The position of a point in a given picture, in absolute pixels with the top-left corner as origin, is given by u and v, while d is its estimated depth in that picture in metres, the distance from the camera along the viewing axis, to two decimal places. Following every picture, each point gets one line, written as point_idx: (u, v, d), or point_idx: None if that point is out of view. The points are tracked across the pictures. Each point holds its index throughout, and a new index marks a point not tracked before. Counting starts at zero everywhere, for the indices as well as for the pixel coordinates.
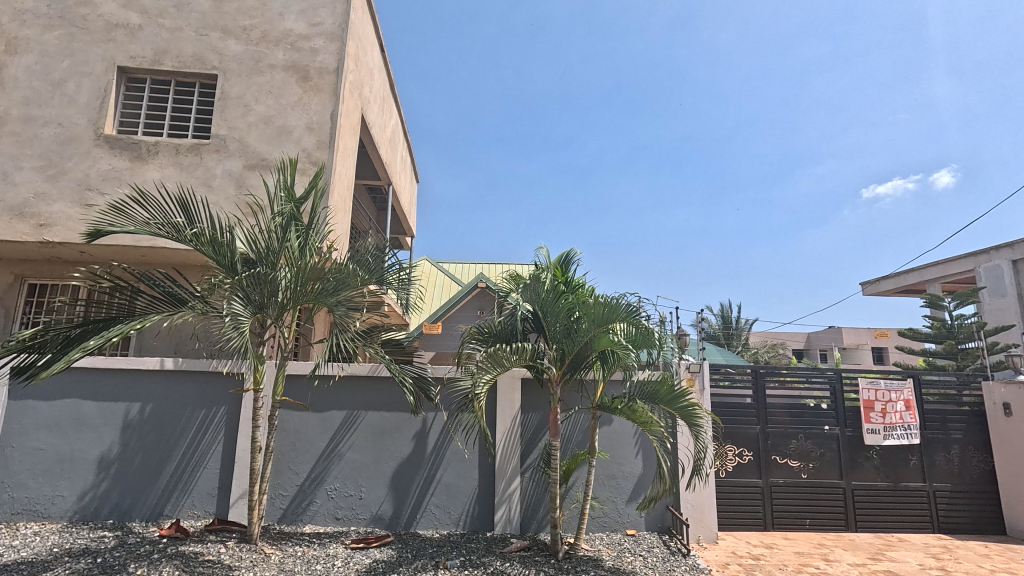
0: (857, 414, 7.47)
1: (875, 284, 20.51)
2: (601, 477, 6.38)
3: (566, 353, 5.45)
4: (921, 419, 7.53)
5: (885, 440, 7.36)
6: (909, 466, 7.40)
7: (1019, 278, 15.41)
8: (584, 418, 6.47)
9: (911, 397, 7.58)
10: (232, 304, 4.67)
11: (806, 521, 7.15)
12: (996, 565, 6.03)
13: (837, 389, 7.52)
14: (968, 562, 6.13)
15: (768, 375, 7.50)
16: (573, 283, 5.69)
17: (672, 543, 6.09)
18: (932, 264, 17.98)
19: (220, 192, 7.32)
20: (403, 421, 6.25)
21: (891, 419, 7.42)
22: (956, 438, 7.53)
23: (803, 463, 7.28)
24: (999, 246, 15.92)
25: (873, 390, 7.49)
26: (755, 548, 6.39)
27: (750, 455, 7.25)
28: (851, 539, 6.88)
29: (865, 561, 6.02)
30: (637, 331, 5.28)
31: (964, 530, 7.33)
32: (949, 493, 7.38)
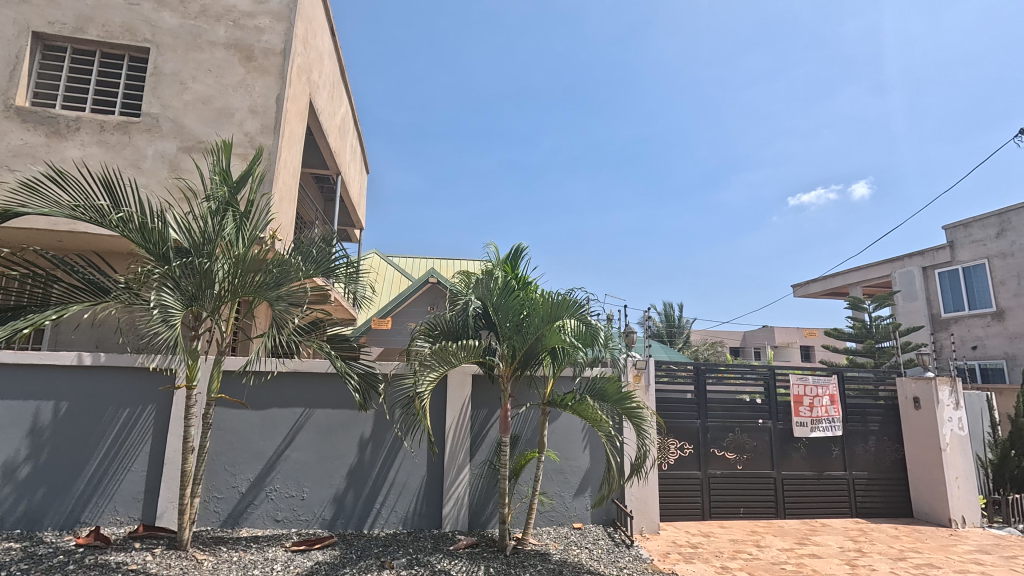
0: (787, 407, 7.95)
1: (805, 287, 21.91)
2: (549, 473, 6.46)
3: (516, 350, 5.46)
4: (843, 412, 8.11)
5: (812, 431, 7.88)
6: (832, 456, 7.95)
7: (928, 283, 16.88)
8: (534, 415, 6.55)
9: (835, 392, 8.14)
10: (162, 296, 4.31)
11: (740, 510, 7.54)
12: (905, 546, 6.57)
13: (771, 384, 7.97)
14: (881, 543, 6.65)
15: (708, 372, 7.85)
16: (523, 279, 5.72)
17: (616, 535, 6.27)
18: (855, 269, 19.40)
19: (151, 174, 6.82)
20: (350, 419, 6.07)
21: (817, 413, 7.96)
22: (873, 430, 8.17)
23: (738, 455, 7.67)
24: (912, 254, 17.38)
25: (803, 385, 8.00)
26: (693, 537, 6.67)
27: (691, 448, 7.55)
28: (780, 526, 7.31)
29: (792, 546, 6.42)
30: (585, 328, 5.40)
31: (877, 514, 7.96)
32: (866, 481, 7.99)
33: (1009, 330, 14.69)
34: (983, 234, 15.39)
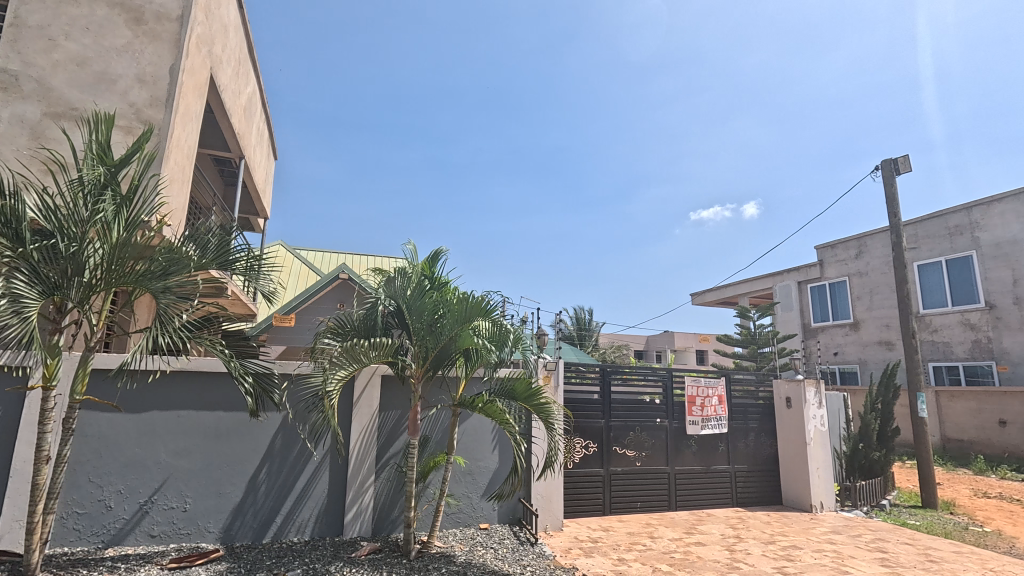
0: (682, 407, 8.57)
1: (701, 296, 23.79)
2: (458, 474, 6.44)
3: (429, 351, 5.40)
4: (729, 411, 8.90)
5: (702, 429, 8.55)
6: (718, 452, 8.69)
7: (802, 296, 19.05)
8: (445, 416, 6.50)
9: (722, 393, 8.90)
10: (13, 283, 3.80)
11: (637, 504, 8.00)
12: (774, 530, 7.34)
13: (668, 385, 8.55)
14: (755, 529, 7.40)
15: (614, 373, 8.24)
16: (439, 280, 5.61)
17: (522, 533, 6.40)
18: (743, 281, 21.40)
19: (6, 141, 5.88)
20: (244, 422, 5.63)
21: (707, 412, 8.65)
22: (753, 427, 9.04)
23: (637, 452, 8.14)
24: (790, 270, 19.51)
25: (696, 386, 8.66)
26: (593, 531, 6.97)
27: (595, 447, 7.88)
28: (671, 517, 7.87)
29: (681, 536, 6.93)
30: (497, 330, 5.46)
31: (753, 503, 8.83)
32: (745, 473, 8.83)
33: (862, 339, 16.92)
34: (846, 255, 17.65)
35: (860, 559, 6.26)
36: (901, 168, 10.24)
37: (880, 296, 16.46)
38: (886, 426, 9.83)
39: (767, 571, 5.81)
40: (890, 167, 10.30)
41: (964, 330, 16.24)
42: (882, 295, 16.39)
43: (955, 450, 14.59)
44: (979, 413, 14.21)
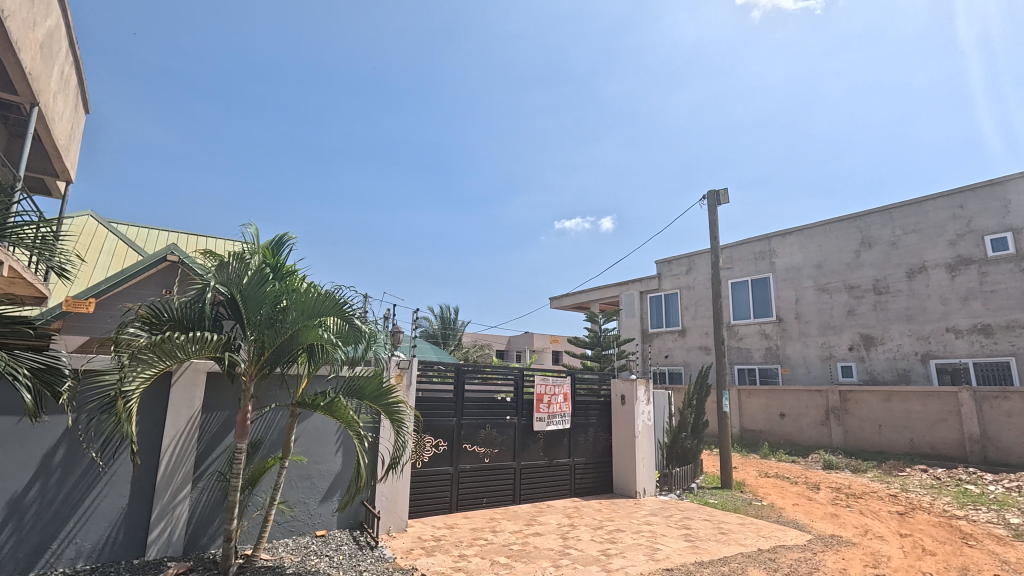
0: (531, 405, 8.99)
1: (559, 300, 25.32)
2: (293, 479, 5.98)
3: (265, 347, 4.89)
4: (572, 408, 9.56)
5: (548, 425, 9.06)
6: (561, 446, 9.28)
7: (643, 305, 21.33)
8: (282, 417, 6.00)
9: (568, 391, 9.53)
10: None
11: (483, 500, 8.19)
12: (603, 516, 8.06)
13: (519, 384, 8.91)
14: (587, 516, 8.05)
15: (468, 372, 8.35)
16: (283, 268, 5.15)
17: (362, 538, 6.16)
18: (595, 288, 23.27)
19: None
20: (11, 429, 4.58)
21: (553, 409, 9.19)
22: (592, 422, 9.84)
23: (486, 449, 8.34)
24: (635, 280, 21.72)
25: (544, 384, 9.15)
26: (437, 530, 6.98)
27: (445, 445, 7.90)
28: (514, 510, 8.21)
29: (521, 527, 7.25)
30: (348, 327, 5.18)
31: (588, 492, 9.60)
32: (583, 465, 9.57)
33: (687, 344, 19.43)
34: (678, 270, 20.14)
35: (669, 537, 7.15)
36: (721, 199, 12.00)
37: (702, 307, 19.06)
38: (699, 419, 11.44)
39: (592, 554, 6.34)
40: (713, 197, 12.01)
41: (761, 339, 19.57)
42: (704, 307, 19.00)
43: (749, 438, 17.49)
44: (767, 408, 17.18)
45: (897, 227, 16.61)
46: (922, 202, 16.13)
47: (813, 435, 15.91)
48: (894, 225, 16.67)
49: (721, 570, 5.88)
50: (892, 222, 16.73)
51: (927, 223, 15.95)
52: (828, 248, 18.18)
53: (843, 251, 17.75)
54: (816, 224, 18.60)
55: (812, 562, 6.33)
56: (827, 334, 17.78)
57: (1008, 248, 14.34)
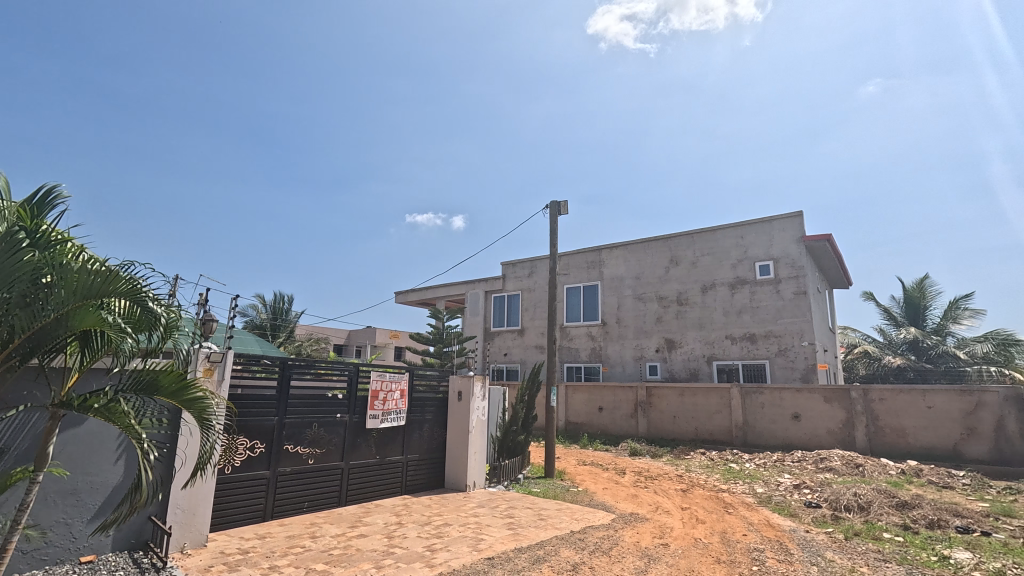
0: (364, 402, 8.61)
1: (404, 296, 24.84)
2: (50, 497, 4.88)
3: (14, 334, 3.82)
4: (408, 404, 9.41)
5: (381, 423, 8.75)
6: (394, 443, 9.06)
7: (486, 304, 22.08)
8: (39, 421, 4.83)
9: (405, 387, 9.35)
10: None
11: (304, 505, 7.61)
12: (432, 512, 8.08)
13: (353, 380, 8.47)
14: (416, 513, 7.99)
15: (295, 367, 7.69)
16: (47, 233, 4.09)
17: (144, 560, 5.28)
18: (442, 285, 23.38)
19: None
20: None
21: (388, 406, 8.92)
22: (428, 418, 9.81)
23: (311, 450, 7.75)
24: (481, 280, 22.37)
25: (380, 380, 8.83)
26: (246, 542, 6.27)
27: (262, 447, 7.15)
28: (339, 513, 7.78)
29: (344, 531, 6.89)
30: (139, 312, 4.38)
31: (419, 488, 9.54)
32: (416, 461, 9.48)
33: (525, 343, 20.56)
34: (521, 273, 21.22)
35: (493, 527, 7.46)
36: (561, 210, 12.94)
37: (540, 309, 20.34)
38: (529, 413, 12.17)
39: (417, 551, 6.30)
40: (555, 208, 12.89)
41: (588, 340, 21.62)
42: (541, 308, 20.30)
43: (572, 430, 19.18)
44: (589, 402, 19.02)
45: (697, 250, 19.72)
46: (715, 231, 19.39)
47: (623, 426, 18.06)
48: (695, 248, 19.77)
49: (537, 554, 6.32)
50: (694, 245, 19.81)
51: (718, 248, 19.23)
52: (645, 263, 20.82)
53: (657, 266, 20.50)
54: (638, 241, 21.16)
55: (613, 539, 7.16)
56: (640, 338, 20.34)
57: (770, 274, 17.99)
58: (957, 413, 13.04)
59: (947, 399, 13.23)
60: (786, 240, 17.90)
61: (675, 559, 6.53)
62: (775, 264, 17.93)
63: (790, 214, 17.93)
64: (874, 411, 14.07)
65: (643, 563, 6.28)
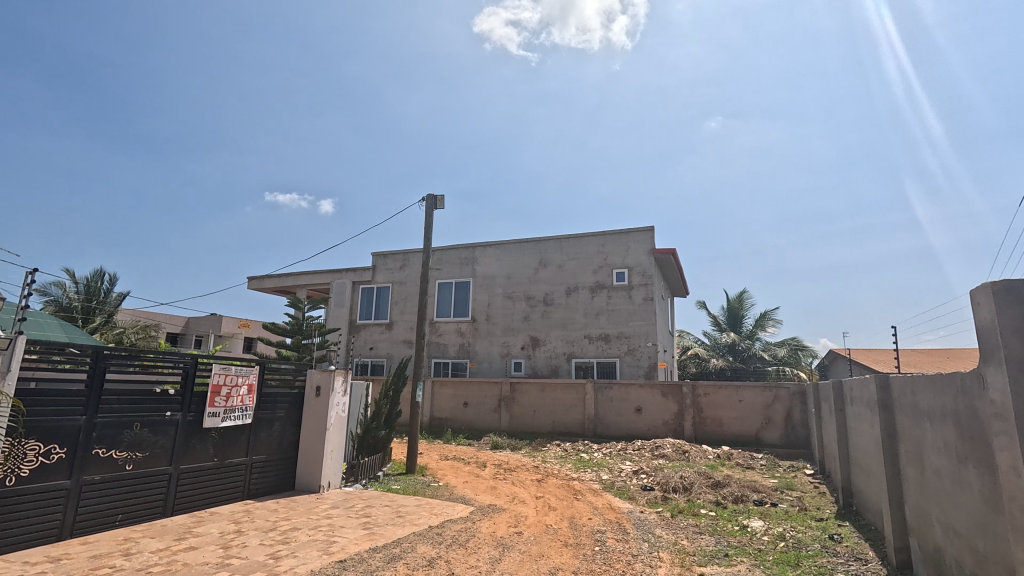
0: (203, 398, 7.64)
1: (259, 282, 22.59)
2: None
3: None
4: (257, 401, 8.57)
5: (222, 422, 7.83)
6: (237, 444, 8.18)
7: (353, 295, 21.09)
8: None
9: (254, 382, 8.50)
10: None
11: (117, 518, 6.51)
12: (278, 517, 7.46)
13: (190, 374, 7.47)
14: (260, 519, 7.32)
15: (113, 358, 6.56)
16: None
17: None
18: (304, 273, 21.76)
19: None
20: None
21: (232, 403, 8.02)
22: (279, 416, 9.04)
23: (130, 454, 6.65)
24: (348, 270, 21.30)
25: (224, 374, 7.88)
26: (33, 567, 5.18)
27: (62, 452, 5.97)
28: (163, 525, 6.80)
29: (169, 544, 6.05)
30: None
31: (265, 492, 8.75)
32: (263, 463, 8.67)
33: (392, 337, 20.00)
34: (393, 265, 20.60)
35: (347, 528, 7.12)
36: (438, 205, 12.83)
37: (410, 303, 19.93)
38: (393, 409, 11.87)
39: (258, 560, 5.77)
40: (432, 201, 12.73)
41: (457, 336, 21.74)
42: (412, 303, 19.91)
43: (436, 426, 19.16)
44: (455, 398, 19.15)
45: (564, 254, 20.94)
46: (581, 237, 20.78)
47: (486, 420, 18.51)
48: (562, 252, 20.97)
49: (392, 552, 6.18)
50: (561, 249, 21.00)
51: (582, 254, 20.64)
52: (516, 263, 21.56)
53: (527, 267, 21.35)
54: (510, 241, 21.83)
55: (470, 531, 7.29)
56: (507, 335, 21.01)
57: (624, 281, 19.78)
58: (759, 405, 15.62)
59: (753, 393, 15.78)
60: (639, 251, 19.85)
61: (527, 546, 6.86)
62: (629, 272, 19.76)
63: (644, 228, 19.90)
64: (699, 404, 16.25)
65: (498, 552, 6.49)
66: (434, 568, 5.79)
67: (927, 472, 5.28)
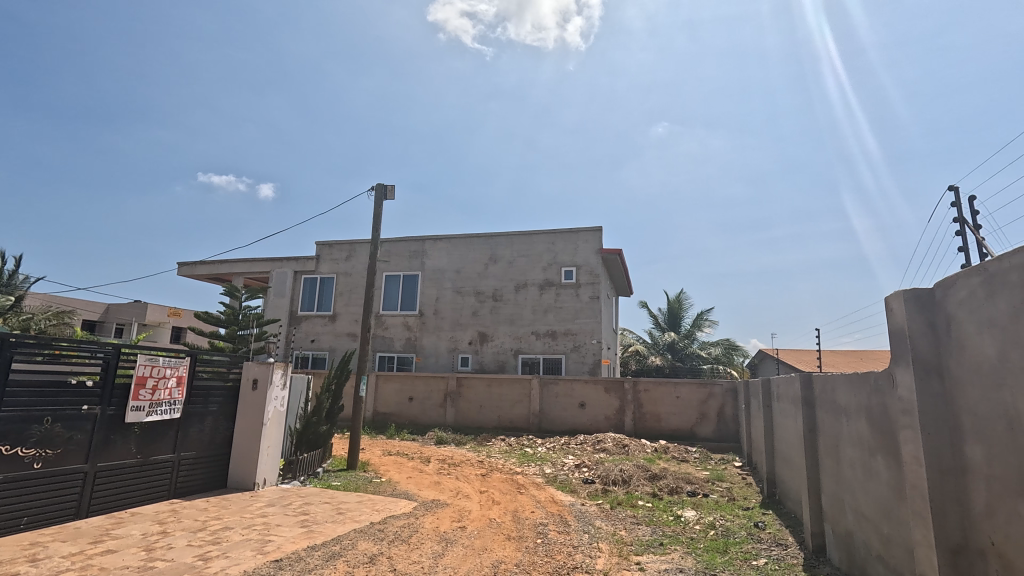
0: (125, 391, 7.11)
1: (190, 268, 21.22)
2: None
3: None
4: (186, 394, 8.07)
5: (147, 416, 7.31)
6: (163, 440, 7.68)
7: (294, 285, 20.30)
8: None
9: (183, 374, 7.99)
10: None
11: (21, 521, 5.94)
12: (208, 516, 7.08)
13: (111, 365, 6.95)
14: (187, 519, 6.91)
15: (19, 347, 6.01)
16: None
17: None
18: (241, 260, 20.68)
19: None
20: None
21: (158, 396, 7.50)
22: (212, 410, 8.56)
23: (40, 451, 6.09)
24: (290, 258, 20.46)
25: (150, 366, 7.36)
26: None
27: None
28: (77, 527, 6.28)
29: (83, 548, 5.60)
30: None
31: (194, 491, 8.26)
32: (191, 460, 8.18)
33: (336, 329, 19.39)
34: (338, 255, 19.94)
35: (283, 526, 6.86)
36: (388, 195, 12.54)
37: (355, 295, 19.39)
38: (335, 403, 11.53)
39: (185, 562, 5.45)
40: (381, 191, 12.42)
41: (404, 330, 21.40)
42: (357, 294, 19.38)
43: (379, 421, 18.81)
44: (400, 392, 18.85)
45: (514, 250, 21.04)
46: (531, 235, 20.95)
47: (431, 415, 18.36)
48: (512, 248, 21.06)
49: (332, 549, 6.01)
50: (511, 245, 21.09)
51: (532, 251, 20.82)
52: (466, 258, 21.46)
53: (476, 262, 21.30)
54: (460, 236, 21.69)
55: (413, 527, 7.22)
56: (455, 330, 20.89)
57: (572, 279, 20.16)
58: (695, 401, 16.40)
59: (690, 390, 16.55)
60: (588, 250, 20.27)
61: (470, 540, 6.88)
62: (577, 270, 20.15)
63: (593, 227, 20.34)
64: (640, 400, 16.85)
65: (441, 547, 6.46)
66: (376, 565, 5.69)
67: (842, 462, 5.73)
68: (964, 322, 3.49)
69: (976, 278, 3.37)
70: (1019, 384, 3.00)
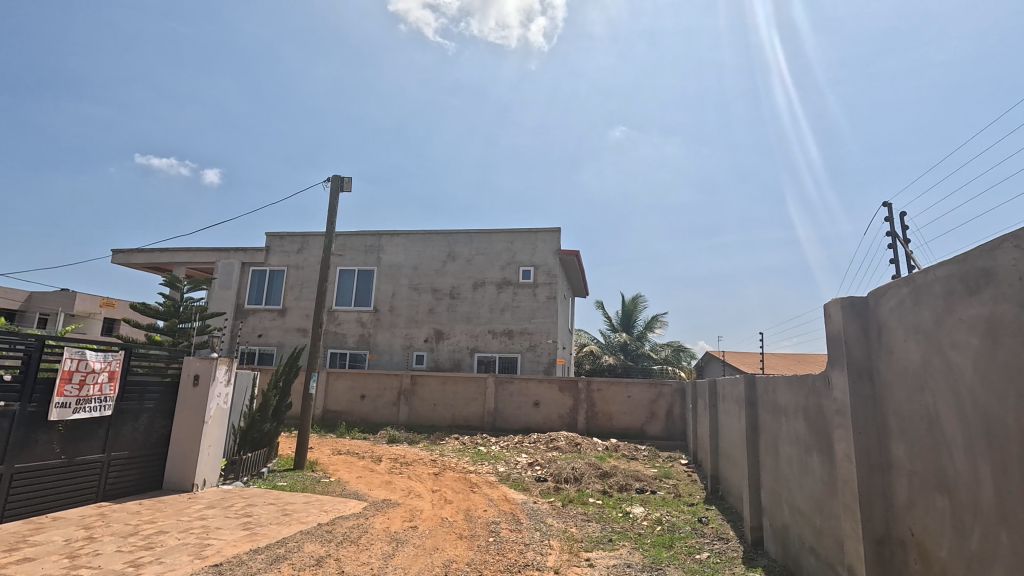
0: (50, 386, 6.59)
1: (127, 256, 19.90)
2: None
3: None
4: (119, 390, 7.57)
5: (73, 414, 6.80)
6: (92, 439, 7.16)
7: (242, 278, 19.43)
8: None
9: (116, 369, 7.48)
10: None
11: None
12: (141, 520, 6.67)
13: (33, 359, 6.43)
14: (117, 523, 6.49)
15: None
16: None
17: None
18: (184, 250, 19.60)
19: None
20: None
21: (87, 392, 7.00)
22: (147, 407, 8.07)
23: None
24: (237, 249, 19.56)
25: (77, 360, 6.85)
26: None
27: None
28: None
29: None
30: None
31: (125, 493, 7.75)
32: (123, 460, 7.67)
33: (285, 324, 18.70)
34: (289, 247, 19.24)
35: (223, 529, 6.56)
36: (344, 186, 12.20)
37: (307, 289, 18.76)
38: (282, 401, 11.11)
39: (114, 569, 5.12)
40: (337, 182, 12.07)
41: (357, 326, 20.91)
42: (309, 289, 18.75)
43: (330, 419, 18.30)
44: (352, 390, 18.41)
45: (472, 248, 20.94)
46: (490, 233, 20.92)
47: (384, 413, 18.02)
48: (471, 246, 20.97)
49: (276, 552, 5.79)
50: (470, 243, 20.99)
51: (491, 249, 20.80)
52: (423, 254, 21.18)
53: (434, 259, 21.07)
54: (418, 232, 21.39)
55: (363, 527, 7.06)
56: (410, 327, 20.60)
57: (530, 279, 20.28)
58: (645, 401, 16.87)
59: (640, 390, 17.00)
60: (546, 251, 20.44)
61: (422, 540, 6.80)
62: (535, 270, 20.29)
63: (551, 228, 20.53)
64: (593, 399, 17.16)
65: (391, 548, 6.36)
66: (323, 567, 5.53)
67: (781, 459, 6.03)
68: (893, 328, 3.75)
69: (904, 288, 3.63)
70: (938, 387, 3.25)
